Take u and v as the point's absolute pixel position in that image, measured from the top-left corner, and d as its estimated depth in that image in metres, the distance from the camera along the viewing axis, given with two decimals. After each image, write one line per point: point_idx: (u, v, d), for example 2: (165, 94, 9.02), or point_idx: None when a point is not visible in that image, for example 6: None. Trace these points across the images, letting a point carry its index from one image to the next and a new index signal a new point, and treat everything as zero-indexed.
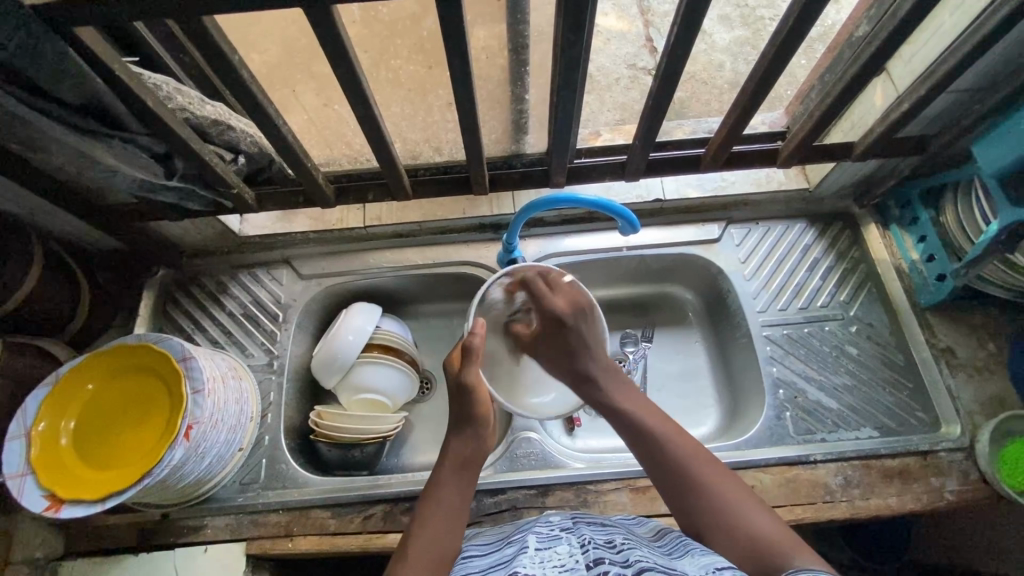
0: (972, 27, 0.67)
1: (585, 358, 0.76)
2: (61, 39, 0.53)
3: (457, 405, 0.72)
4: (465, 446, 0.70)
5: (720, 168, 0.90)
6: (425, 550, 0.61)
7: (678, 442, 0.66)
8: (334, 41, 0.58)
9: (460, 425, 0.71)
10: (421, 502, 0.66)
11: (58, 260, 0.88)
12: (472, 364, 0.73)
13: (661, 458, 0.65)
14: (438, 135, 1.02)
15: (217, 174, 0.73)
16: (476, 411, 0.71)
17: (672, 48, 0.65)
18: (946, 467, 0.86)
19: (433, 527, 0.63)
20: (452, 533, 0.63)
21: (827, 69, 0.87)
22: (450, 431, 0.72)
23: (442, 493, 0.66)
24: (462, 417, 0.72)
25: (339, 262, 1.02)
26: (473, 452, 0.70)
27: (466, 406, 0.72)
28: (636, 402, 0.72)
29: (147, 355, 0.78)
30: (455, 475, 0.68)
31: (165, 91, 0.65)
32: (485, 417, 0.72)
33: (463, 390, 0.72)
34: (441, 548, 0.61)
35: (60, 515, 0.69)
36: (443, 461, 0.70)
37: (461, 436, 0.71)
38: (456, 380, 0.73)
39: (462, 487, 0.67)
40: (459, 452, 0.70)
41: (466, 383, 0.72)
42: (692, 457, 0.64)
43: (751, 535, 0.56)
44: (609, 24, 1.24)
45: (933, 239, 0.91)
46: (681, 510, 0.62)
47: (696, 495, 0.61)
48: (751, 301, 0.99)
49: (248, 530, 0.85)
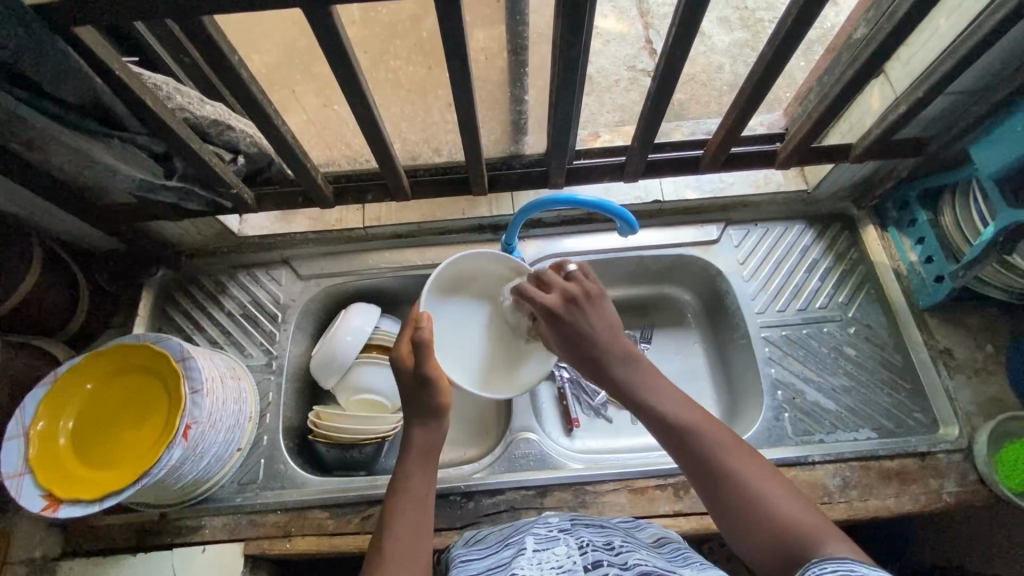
0: (969, 29, 0.67)
1: (590, 347, 0.70)
2: (61, 38, 0.53)
3: (417, 398, 0.69)
4: (428, 436, 0.68)
5: (719, 169, 0.90)
6: (400, 544, 0.60)
7: (704, 432, 0.61)
8: (332, 40, 0.58)
9: (421, 416, 0.69)
10: (390, 494, 0.65)
11: (58, 259, 0.88)
12: (426, 358, 0.68)
13: (693, 451, 0.60)
14: (437, 136, 1.04)
15: (217, 174, 0.73)
16: (438, 404, 0.68)
17: (670, 48, 0.66)
18: (944, 469, 0.86)
19: (406, 517, 0.62)
20: (423, 525, 0.62)
21: (825, 70, 0.87)
22: (413, 421, 0.69)
23: (410, 487, 0.64)
24: (426, 410, 0.68)
25: (339, 263, 1.02)
26: (437, 441, 0.68)
27: (428, 398, 0.68)
28: (655, 386, 0.66)
29: (146, 355, 0.78)
30: (421, 469, 0.66)
31: (165, 91, 0.65)
32: (450, 408, 0.69)
33: (425, 385, 0.68)
34: (413, 541, 0.60)
35: (58, 515, 0.69)
36: (407, 455, 0.67)
37: (423, 428, 0.68)
38: (413, 375, 0.68)
39: (427, 478, 0.66)
40: (425, 444, 0.67)
41: (425, 378, 0.68)
42: (730, 454, 0.59)
43: (784, 530, 0.53)
44: (608, 26, 1.25)
45: (931, 241, 0.92)
46: (719, 512, 0.58)
47: (731, 493, 0.57)
48: (749, 302, 0.99)
49: (246, 530, 0.85)
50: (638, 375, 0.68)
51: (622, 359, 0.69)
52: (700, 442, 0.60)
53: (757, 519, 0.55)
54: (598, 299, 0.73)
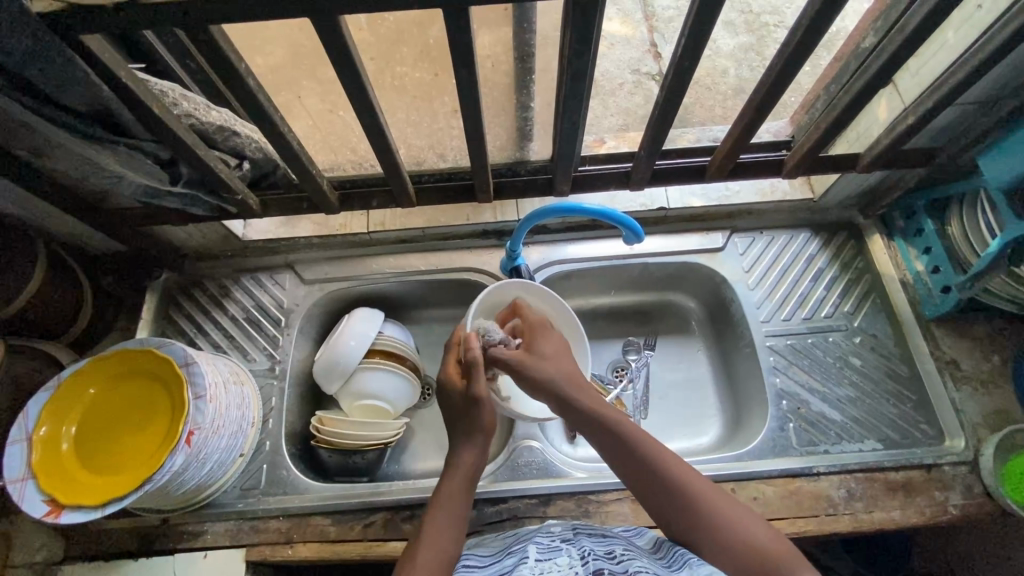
0: (981, 40, 0.67)
1: (554, 375, 0.73)
2: (67, 46, 0.52)
3: (466, 418, 0.71)
4: (472, 457, 0.70)
5: (726, 177, 0.90)
6: (431, 553, 0.61)
7: (665, 460, 0.64)
8: (340, 48, 0.58)
9: (468, 436, 0.71)
10: (430, 509, 0.66)
11: (62, 262, 0.88)
12: (476, 376, 0.72)
13: (652, 477, 0.64)
14: (444, 141, 1.01)
15: (222, 179, 0.73)
16: (485, 422, 0.71)
17: (679, 59, 0.65)
18: (950, 481, 0.85)
19: (439, 527, 0.63)
20: (455, 540, 0.63)
21: (833, 78, 0.86)
22: (459, 440, 0.71)
23: (453, 501, 0.66)
24: (473, 429, 0.71)
25: (342, 267, 1.02)
26: (480, 463, 0.70)
27: (477, 418, 0.71)
28: (613, 415, 0.69)
29: (150, 360, 0.78)
30: (463, 487, 0.67)
31: (171, 97, 0.65)
32: (495, 427, 0.71)
33: (474, 403, 0.71)
34: (445, 551, 0.61)
35: (61, 521, 0.69)
36: (452, 472, 0.69)
37: (468, 447, 0.70)
38: (463, 394, 0.72)
39: (466, 499, 0.67)
40: (469, 464, 0.69)
41: (474, 396, 0.71)
42: (686, 477, 0.63)
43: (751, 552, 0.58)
44: (613, 29, 1.24)
45: (938, 251, 0.91)
46: (682, 530, 0.62)
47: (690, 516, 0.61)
48: (755, 311, 0.99)
49: (248, 536, 0.84)
50: (592, 399, 0.71)
51: (582, 389, 0.72)
52: (659, 470, 0.64)
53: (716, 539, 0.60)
54: (552, 337, 0.80)
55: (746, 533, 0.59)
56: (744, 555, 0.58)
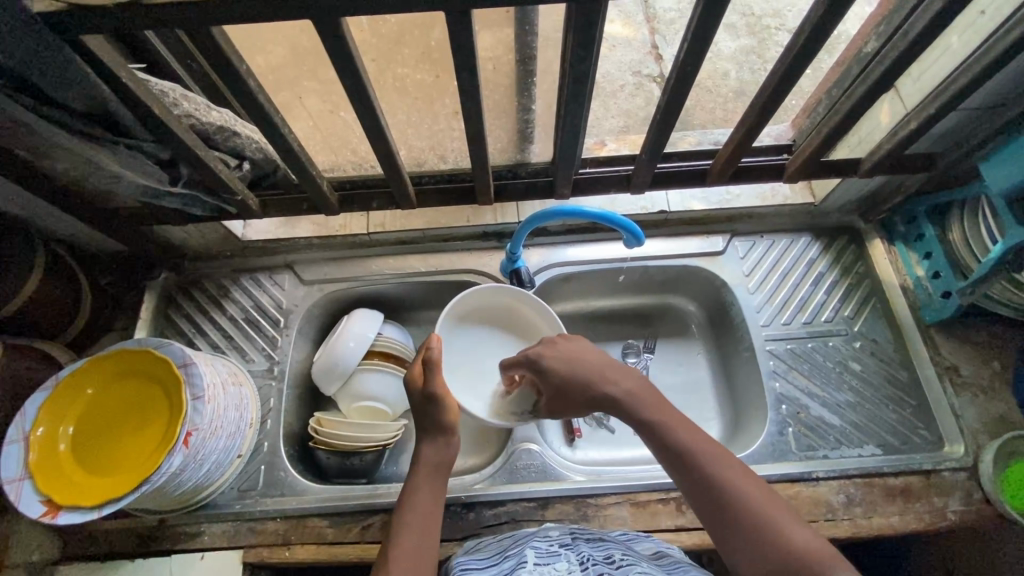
0: (983, 46, 0.67)
1: (587, 377, 0.72)
2: (68, 46, 0.52)
3: (425, 415, 0.71)
4: (437, 452, 0.69)
5: (727, 181, 0.90)
6: (403, 551, 0.61)
7: (709, 457, 0.63)
8: (342, 50, 0.58)
9: (430, 432, 0.70)
10: (399, 508, 0.66)
11: (61, 262, 0.88)
12: (434, 375, 0.72)
13: (694, 470, 0.63)
14: (444, 144, 1.00)
15: (222, 179, 0.73)
16: (447, 420, 0.70)
17: (682, 63, 0.65)
18: (949, 487, 0.85)
19: (410, 526, 0.63)
20: (429, 536, 0.63)
21: (834, 83, 0.86)
22: (422, 436, 0.71)
23: (418, 499, 0.66)
24: (433, 425, 0.70)
25: (342, 268, 1.01)
26: (447, 457, 0.70)
27: (437, 414, 0.70)
28: (662, 409, 0.69)
29: (148, 361, 0.78)
30: (430, 481, 0.67)
31: (172, 97, 0.65)
32: (457, 425, 0.71)
33: (433, 401, 0.71)
34: (418, 548, 0.61)
35: (57, 522, 0.69)
36: (415, 469, 0.69)
37: (431, 443, 0.70)
38: (421, 393, 0.72)
39: (435, 494, 0.67)
40: (432, 458, 0.69)
41: (433, 395, 0.71)
42: (729, 473, 0.62)
43: (787, 551, 0.55)
44: (614, 31, 1.24)
45: (938, 256, 0.91)
46: (717, 528, 0.60)
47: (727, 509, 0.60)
48: (755, 315, 0.98)
49: (246, 537, 0.84)
50: (641, 391, 0.71)
51: (621, 384, 0.71)
52: (700, 464, 0.63)
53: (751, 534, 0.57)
54: (576, 341, 0.77)
55: (783, 532, 0.56)
56: (779, 551, 0.55)
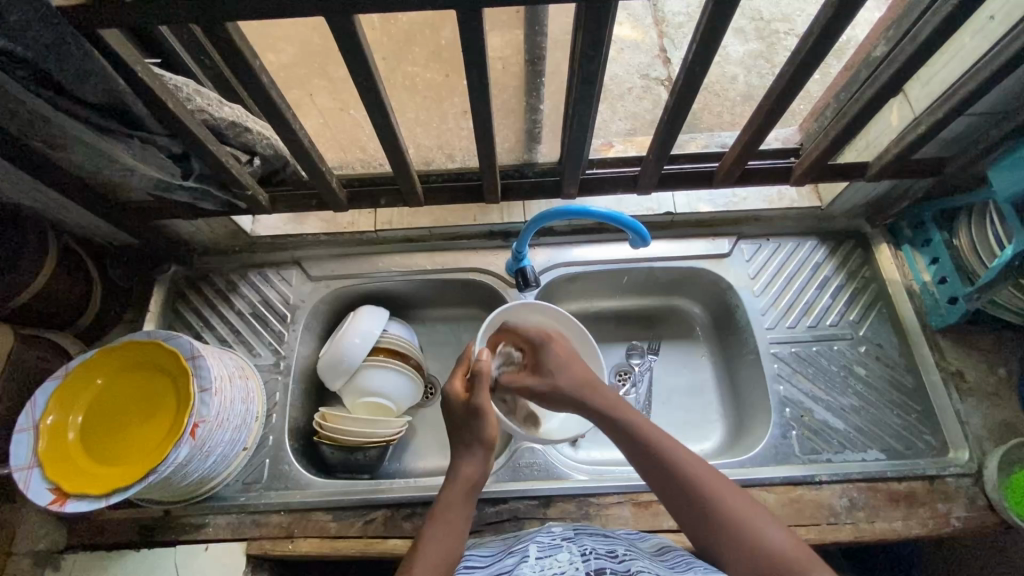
0: (991, 53, 0.67)
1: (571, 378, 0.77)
2: (85, 39, 0.53)
3: (467, 429, 0.71)
4: (472, 468, 0.70)
5: (734, 183, 0.90)
6: (434, 558, 0.61)
7: (681, 459, 0.67)
8: (354, 48, 0.59)
9: (469, 447, 0.71)
10: (427, 518, 0.66)
11: (72, 254, 0.89)
12: (482, 389, 0.72)
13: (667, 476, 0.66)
14: (451, 142, 1.03)
15: (233, 175, 0.74)
16: (487, 435, 0.71)
17: (690, 64, 0.66)
18: (953, 493, 0.85)
19: (444, 532, 0.64)
20: (452, 544, 0.63)
21: (844, 86, 0.86)
22: (460, 451, 0.71)
23: (451, 512, 0.66)
24: (472, 439, 0.71)
25: (349, 264, 1.02)
26: (482, 475, 0.70)
27: (478, 429, 0.71)
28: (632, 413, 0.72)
29: (158, 353, 0.79)
30: (465, 499, 0.67)
31: (186, 92, 0.66)
32: (496, 442, 0.71)
33: (478, 415, 0.71)
34: (448, 557, 0.62)
35: (65, 510, 0.69)
36: (451, 483, 0.69)
37: (468, 457, 0.70)
38: (465, 406, 0.72)
39: (467, 509, 0.67)
40: (470, 475, 0.69)
41: (479, 409, 0.71)
42: (699, 475, 0.65)
43: (759, 549, 0.60)
44: (623, 34, 1.24)
45: (946, 261, 0.91)
46: (690, 525, 0.65)
47: (705, 512, 0.63)
48: (760, 318, 0.99)
49: (249, 529, 0.85)
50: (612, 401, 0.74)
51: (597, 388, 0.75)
52: (670, 465, 0.66)
53: (733, 535, 0.61)
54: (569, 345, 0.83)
55: (753, 532, 0.61)
56: (749, 550, 0.60)
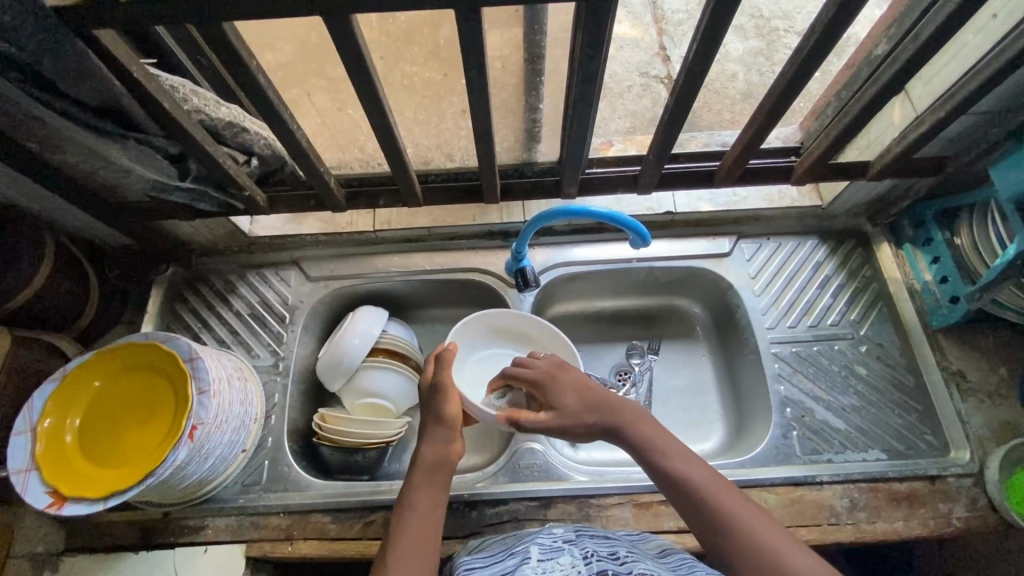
0: (993, 52, 0.67)
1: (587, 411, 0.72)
2: (80, 40, 0.53)
3: (429, 407, 0.72)
4: (434, 448, 0.69)
5: (734, 183, 0.90)
6: (410, 551, 0.61)
7: (709, 488, 0.64)
8: (352, 48, 0.58)
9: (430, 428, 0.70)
10: (397, 507, 0.66)
11: (70, 255, 0.88)
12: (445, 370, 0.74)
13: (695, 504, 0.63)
14: (451, 141, 1.02)
15: (231, 175, 0.73)
16: (448, 413, 0.71)
17: (690, 63, 0.65)
18: (954, 493, 0.85)
19: (415, 520, 0.63)
20: (429, 537, 0.63)
21: (845, 84, 0.86)
22: (424, 436, 0.71)
23: (413, 495, 0.66)
24: (435, 416, 0.71)
25: (349, 265, 1.02)
26: (444, 455, 0.69)
27: (439, 406, 0.71)
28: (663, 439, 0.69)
29: (155, 354, 0.79)
30: (427, 481, 0.67)
31: (181, 92, 0.65)
32: (458, 420, 0.71)
33: (438, 391, 0.73)
34: (422, 549, 0.61)
35: (62, 513, 0.69)
36: (415, 466, 0.68)
37: (429, 439, 0.70)
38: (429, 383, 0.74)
39: (435, 493, 0.66)
40: (430, 455, 0.68)
41: (440, 385, 0.73)
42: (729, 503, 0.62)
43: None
44: (623, 31, 1.24)
45: (947, 261, 0.90)
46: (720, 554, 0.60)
47: (733, 538, 0.60)
48: (760, 317, 0.98)
49: (249, 532, 0.85)
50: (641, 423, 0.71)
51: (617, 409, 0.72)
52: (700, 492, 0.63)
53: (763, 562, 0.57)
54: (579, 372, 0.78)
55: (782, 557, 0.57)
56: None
